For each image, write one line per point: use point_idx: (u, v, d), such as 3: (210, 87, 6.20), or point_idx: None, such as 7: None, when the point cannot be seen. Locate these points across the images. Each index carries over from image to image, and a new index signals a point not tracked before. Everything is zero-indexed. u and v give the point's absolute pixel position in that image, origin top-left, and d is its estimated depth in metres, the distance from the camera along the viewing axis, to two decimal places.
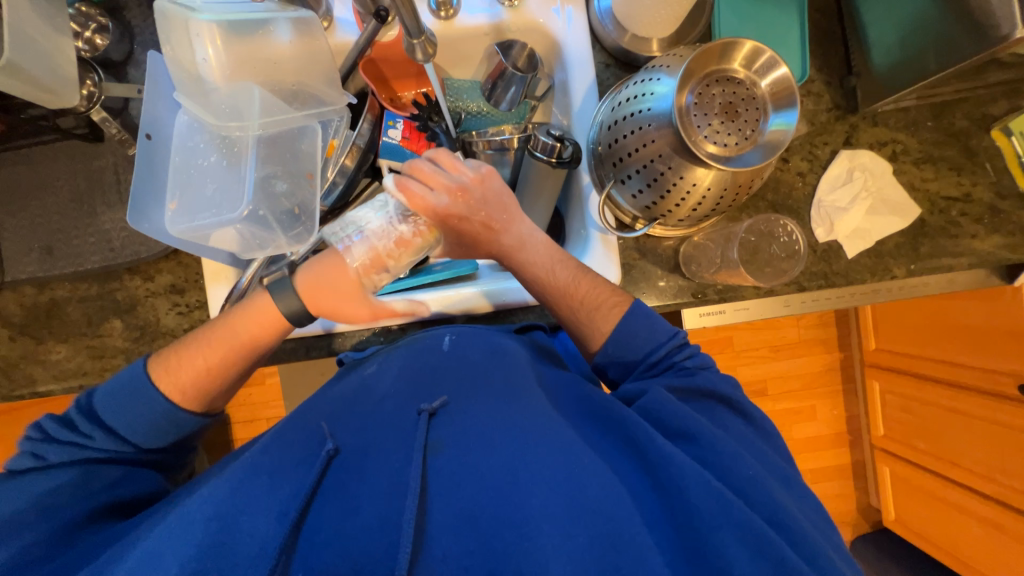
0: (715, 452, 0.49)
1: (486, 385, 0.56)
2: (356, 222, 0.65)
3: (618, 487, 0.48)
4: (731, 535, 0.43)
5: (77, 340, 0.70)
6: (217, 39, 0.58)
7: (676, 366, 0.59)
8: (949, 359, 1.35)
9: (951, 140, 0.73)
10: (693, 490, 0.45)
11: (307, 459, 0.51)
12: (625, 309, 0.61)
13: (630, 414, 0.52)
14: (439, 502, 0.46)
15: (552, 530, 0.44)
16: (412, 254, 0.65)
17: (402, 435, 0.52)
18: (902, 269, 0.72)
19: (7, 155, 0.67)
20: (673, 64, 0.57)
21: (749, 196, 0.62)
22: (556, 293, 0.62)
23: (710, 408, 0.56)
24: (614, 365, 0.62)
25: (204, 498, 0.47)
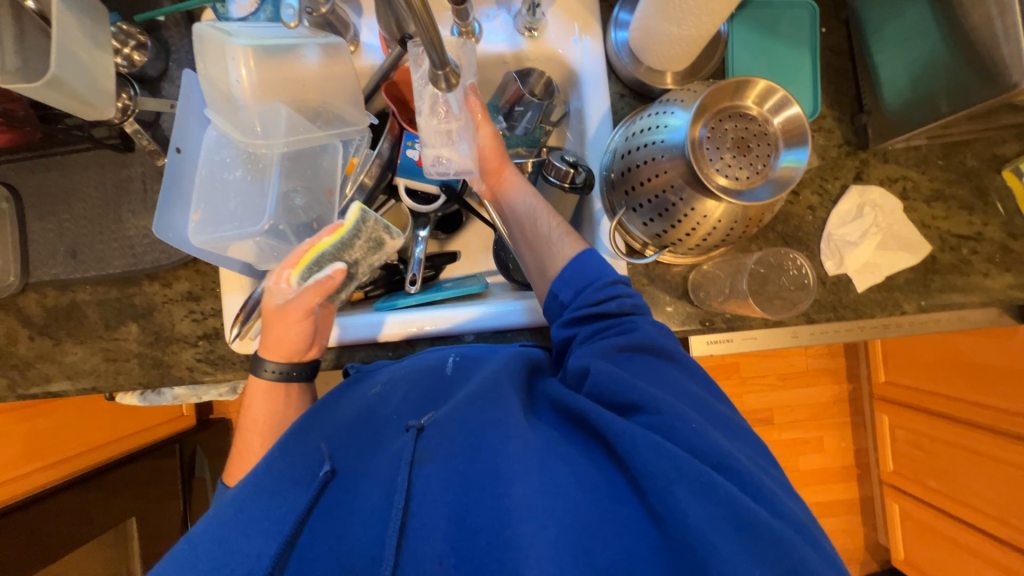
0: (659, 413, 0.48)
1: (465, 391, 0.57)
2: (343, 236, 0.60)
3: (587, 473, 0.47)
4: (683, 490, 0.43)
5: (93, 341, 0.71)
6: (250, 60, 0.60)
7: (619, 303, 0.57)
8: (956, 396, 1.32)
9: (962, 179, 0.74)
10: (646, 457, 0.45)
11: (301, 482, 0.52)
12: (586, 247, 0.63)
13: (584, 403, 0.51)
14: (422, 509, 0.47)
15: (530, 517, 0.43)
16: (367, 239, 0.60)
17: (394, 451, 0.53)
18: (913, 305, 0.72)
19: (42, 162, 0.70)
20: (687, 99, 0.58)
21: (758, 228, 0.63)
22: (533, 221, 0.66)
23: (654, 365, 0.54)
24: (565, 287, 0.60)
25: (211, 522, 0.50)
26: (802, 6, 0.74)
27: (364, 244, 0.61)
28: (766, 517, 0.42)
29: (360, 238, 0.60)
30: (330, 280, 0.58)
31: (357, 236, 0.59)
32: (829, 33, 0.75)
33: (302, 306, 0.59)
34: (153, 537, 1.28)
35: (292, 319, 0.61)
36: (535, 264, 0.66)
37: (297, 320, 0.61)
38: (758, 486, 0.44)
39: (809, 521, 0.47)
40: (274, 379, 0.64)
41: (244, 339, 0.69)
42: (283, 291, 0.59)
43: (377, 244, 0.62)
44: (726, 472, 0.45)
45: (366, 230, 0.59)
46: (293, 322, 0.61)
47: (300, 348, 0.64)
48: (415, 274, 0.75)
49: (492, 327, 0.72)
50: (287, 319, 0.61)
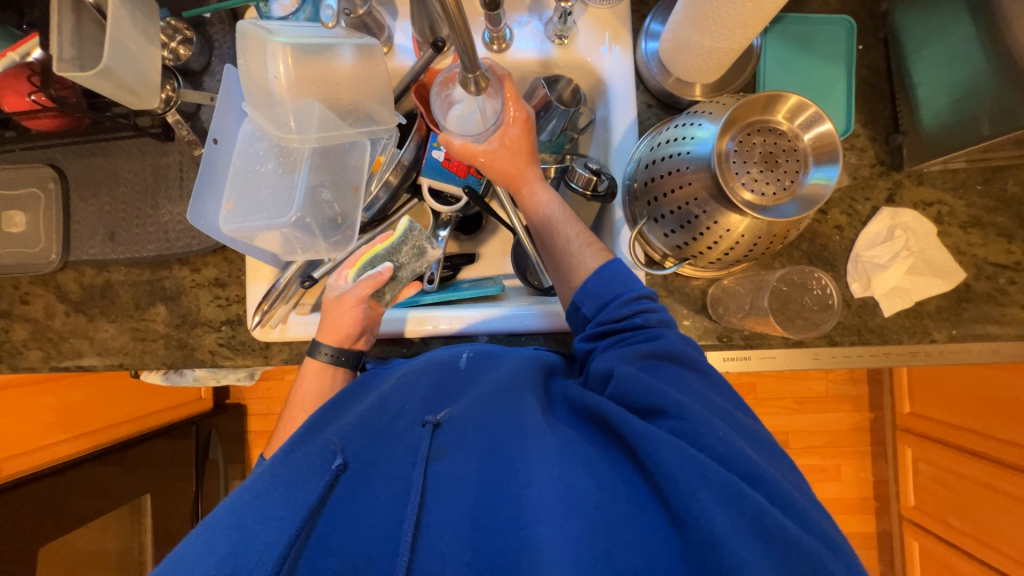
0: (682, 418, 0.46)
1: (481, 391, 0.56)
2: (397, 246, 0.69)
3: (608, 477, 0.46)
4: (707, 494, 0.41)
5: (124, 320, 0.74)
6: (288, 58, 0.62)
7: (642, 318, 0.54)
8: (984, 432, 1.26)
9: (1002, 206, 0.71)
10: (669, 461, 0.43)
11: (314, 473, 0.50)
12: (609, 258, 0.61)
13: (608, 404, 0.49)
14: (438, 508, 0.46)
15: (548, 519, 0.42)
16: (413, 248, 0.70)
17: (408, 444, 0.52)
18: (943, 334, 0.70)
19: (88, 147, 0.73)
20: (715, 111, 0.58)
21: (783, 245, 0.62)
22: (554, 231, 0.64)
23: (677, 373, 0.52)
24: (589, 299, 0.58)
25: (230, 507, 0.49)
26: (839, 23, 0.72)
27: (410, 251, 0.70)
28: (794, 529, 0.40)
29: (406, 245, 0.69)
30: (380, 275, 0.66)
31: (405, 243, 0.69)
32: (867, 50, 0.74)
33: (355, 294, 0.65)
34: (167, 514, 1.32)
35: (345, 304, 0.65)
36: (557, 275, 0.64)
37: (350, 308, 0.65)
38: (790, 501, 0.42)
39: (828, 524, 0.44)
40: (328, 362, 0.66)
41: (264, 327, 0.71)
42: (340, 285, 0.67)
43: (420, 252, 0.71)
44: (753, 483, 0.43)
45: (412, 238, 0.69)
46: (345, 309, 0.65)
47: (351, 336, 0.67)
48: (432, 272, 0.78)
49: (507, 330, 0.72)
50: (340, 307, 0.65)
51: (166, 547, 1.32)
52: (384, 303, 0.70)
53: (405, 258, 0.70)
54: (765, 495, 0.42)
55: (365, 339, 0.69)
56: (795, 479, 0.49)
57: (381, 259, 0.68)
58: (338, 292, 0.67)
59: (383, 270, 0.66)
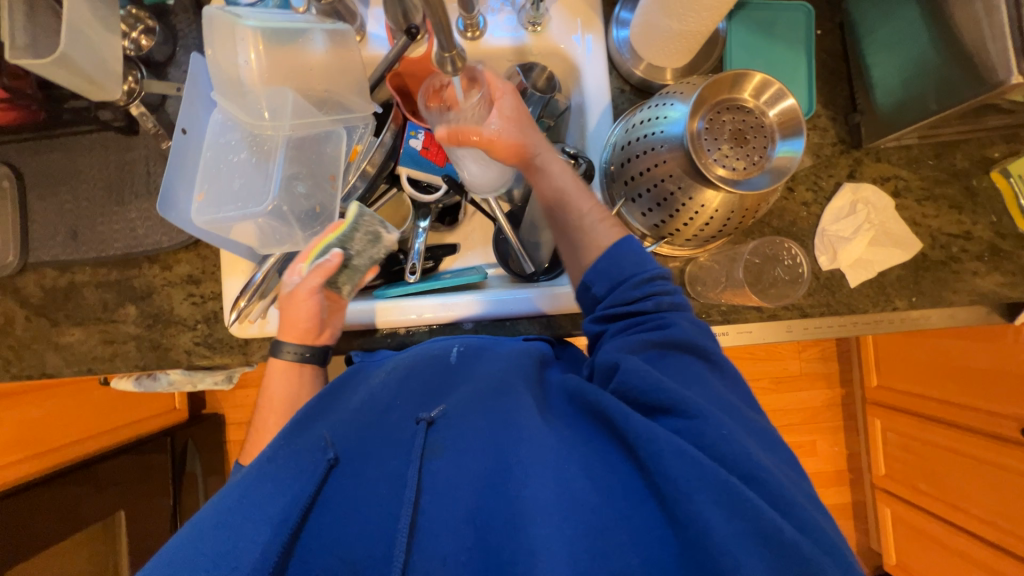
0: (685, 418, 0.48)
1: (475, 388, 0.56)
2: (348, 234, 0.63)
3: (604, 478, 0.46)
4: (706, 497, 0.41)
5: (90, 322, 0.71)
6: (259, 44, 0.61)
7: (652, 300, 0.56)
8: (947, 399, 1.33)
9: (951, 179, 0.76)
10: (672, 465, 0.43)
11: (303, 472, 0.49)
12: (623, 236, 0.61)
13: (608, 402, 0.49)
14: (431, 510, 0.46)
15: (544, 520, 0.43)
16: (365, 233, 0.66)
17: (400, 442, 0.52)
18: (904, 301, 0.74)
19: (46, 143, 0.70)
20: (686, 91, 0.60)
21: (754, 220, 0.65)
22: (565, 205, 0.63)
23: (686, 364, 0.53)
24: (599, 278, 0.58)
25: (217, 506, 0.47)
26: (798, 8, 0.76)
27: (363, 238, 0.66)
28: (795, 534, 0.40)
29: (358, 232, 0.65)
30: (329, 263, 0.62)
31: (356, 230, 0.65)
32: (824, 35, 0.77)
33: (306, 286, 0.63)
34: (143, 530, 1.26)
35: (299, 298, 0.63)
36: (570, 254, 0.64)
37: (303, 301, 0.63)
38: (789, 501, 0.43)
39: (825, 524, 0.45)
40: (293, 360, 0.65)
41: (243, 322, 0.69)
42: (292, 280, 0.65)
43: (375, 237, 0.67)
44: (752, 484, 0.44)
45: (363, 224, 0.65)
46: (299, 303, 0.63)
47: (311, 331, 0.65)
48: (414, 262, 0.76)
49: (492, 316, 0.73)
50: (294, 302, 0.64)
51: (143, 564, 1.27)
52: (344, 296, 0.68)
53: (356, 243, 0.65)
54: (764, 497, 0.43)
55: (329, 333, 0.68)
56: (786, 459, 0.50)
57: (330, 247, 0.63)
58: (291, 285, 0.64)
59: (332, 257, 0.62)
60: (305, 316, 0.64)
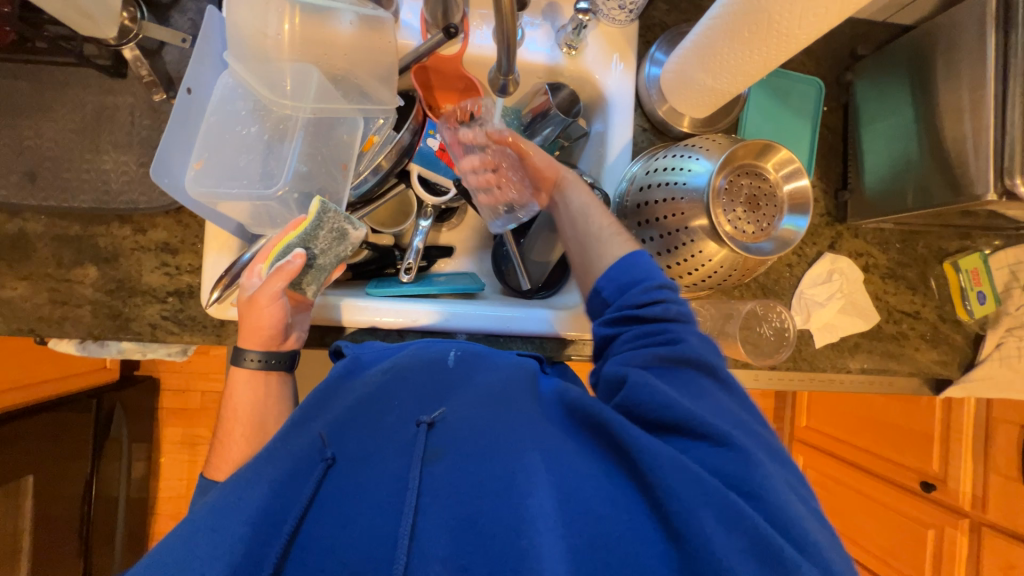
0: (689, 434, 0.47)
1: (478, 392, 0.54)
2: (310, 233, 0.58)
3: (608, 489, 0.45)
4: (706, 511, 0.40)
5: (40, 278, 0.63)
6: (294, 17, 0.57)
7: (663, 306, 0.54)
8: (865, 447, 1.48)
9: (911, 263, 0.84)
10: (671, 476, 0.43)
11: (301, 470, 0.47)
12: (637, 247, 0.60)
13: (609, 414, 0.48)
14: (433, 513, 0.43)
15: (547, 528, 0.41)
16: (331, 233, 0.60)
17: (399, 444, 0.49)
18: (857, 365, 0.82)
19: (10, 67, 0.61)
20: (711, 149, 0.62)
21: (748, 279, 0.69)
22: (586, 217, 0.64)
23: (693, 378, 0.51)
24: (609, 284, 0.58)
25: (210, 507, 0.45)
26: (812, 83, 0.80)
27: (328, 235, 0.60)
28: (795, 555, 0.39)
29: (322, 230, 0.59)
30: (290, 265, 0.57)
31: (320, 228, 0.59)
32: (829, 112, 0.83)
33: (268, 291, 0.57)
34: (53, 497, 1.15)
35: (259, 305, 0.58)
36: (581, 259, 0.64)
37: (264, 308, 0.58)
38: (806, 537, 0.41)
39: (838, 552, 0.43)
40: (257, 368, 0.61)
41: (222, 304, 0.64)
42: (251, 284, 0.59)
43: (341, 235, 0.61)
44: (756, 501, 0.42)
45: (328, 221, 0.59)
46: (260, 310, 0.58)
47: (277, 338, 0.61)
48: (411, 261, 0.75)
49: (487, 330, 0.72)
50: (255, 308, 0.58)
51: (48, 534, 1.16)
52: (309, 296, 0.64)
53: (319, 240, 0.59)
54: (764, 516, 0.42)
55: (295, 337, 0.64)
56: (798, 477, 0.48)
57: (292, 246, 0.58)
58: (251, 290, 0.59)
59: (293, 260, 0.57)
60: (269, 322, 0.59)
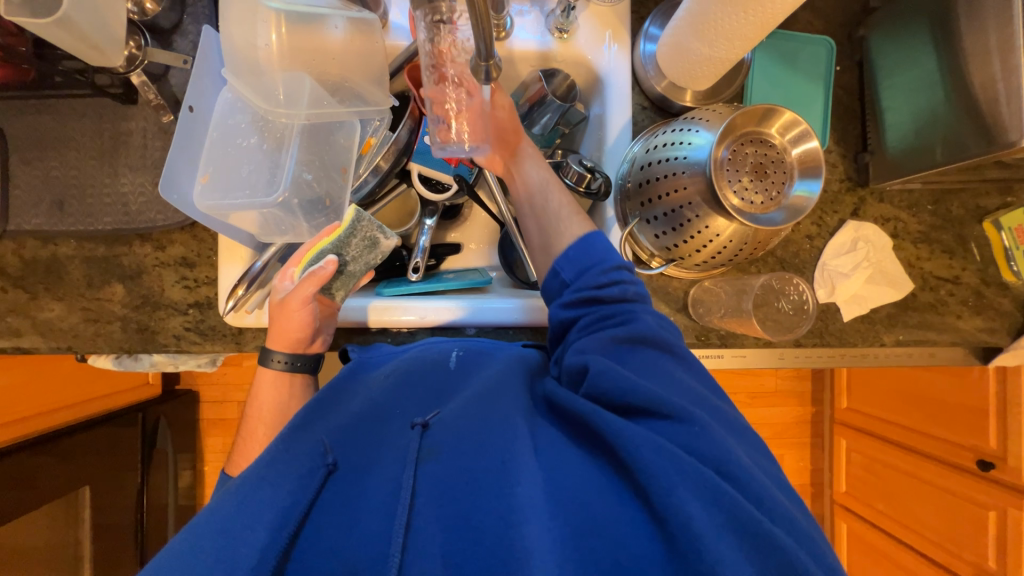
0: (664, 415, 0.47)
1: (471, 391, 0.54)
2: (343, 239, 0.61)
3: (592, 477, 0.45)
4: (687, 490, 0.41)
5: (73, 299, 0.68)
6: (281, 25, 0.58)
7: (620, 288, 0.57)
8: (913, 427, 1.40)
9: (946, 225, 0.78)
10: (650, 459, 0.43)
11: (301, 478, 0.47)
12: (593, 229, 0.63)
13: (584, 403, 0.49)
14: (426, 512, 0.43)
15: (536, 519, 0.41)
16: (363, 241, 0.63)
17: (396, 446, 0.49)
18: (891, 338, 0.77)
19: (36, 104, 0.65)
20: (711, 119, 0.60)
21: (763, 253, 0.66)
22: (544, 196, 0.65)
23: (654, 357, 0.53)
24: (569, 265, 0.59)
25: (211, 512, 0.45)
26: (821, 43, 0.76)
27: (360, 243, 0.63)
28: (770, 525, 0.41)
29: (355, 238, 0.62)
30: (323, 270, 0.59)
31: (353, 235, 0.62)
32: (843, 72, 0.78)
33: (299, 295, 0.59)
34: (108, 505, 1.23)
35: (290, 308, 0.60)
36: (541, 240, 0.65)
37: (295, 312, 0.60)
38: (785, 514, 0.42)
39: (811, 530, 0.44)
40: (282, 370, 0.63)
41: (239, 311, 0.66)
42: (284, 287, 0.61)
43: (372, 244, 0.64)
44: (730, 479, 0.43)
45: (361, 229, 0.63)
46: (291, 313, 0.60)
47: (303, 341, 0.63)
48: (417, 260, 0.75)
49: (495, 323, 0.72)
50: (286, 312, 0.60)
51: (106, 540, 1.23)
52: (337, 301, 0.66)
53: (352, 248, 0.63)
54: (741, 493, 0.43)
55: (321, 342, 0.66)
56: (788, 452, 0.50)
57: (325, 252, 0.61)
58: (283, 294, 0.61)
59: (324, 266, 0.59)
60: (297, 322, 0.60)
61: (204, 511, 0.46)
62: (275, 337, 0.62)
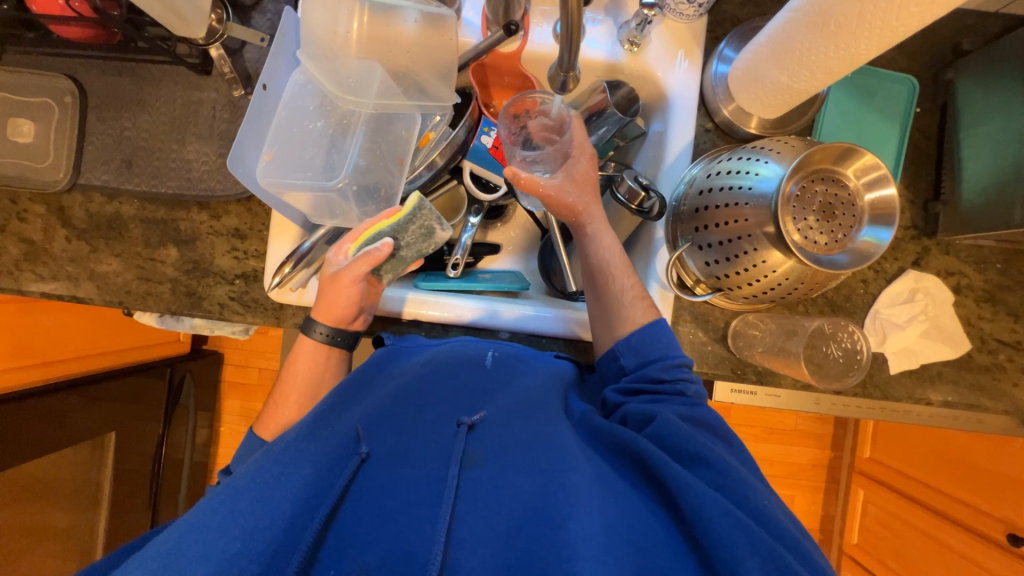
0: (723, 474, 0.46)
1: (514, 400, 0.55)
2: (403, 224, 0.59)
3: (645, 521, 0.44)
4: (755, 564, 0.39)
5: (130, 256, 0.70)
6: (364, 16, 0.60)
7: (682, 386, 0.55)
8: (940, 488, 1.34)
9: (1014, 286, 0.74)
10: (718, 519, 0.41)
11: (336, 459, 0.47)
12: (656, 317, 0.61)
13: (645, 444, 0.48)
14: (472, 523, 0.43)
15: (592, 554, 0.39)
16: (420, 227, 0.61)
17: (438, 446, 0.49)
18: (939, 397, 0.73)
19: (117, 65, 0.68)
20: (783, 152, 0.58)
21: (816, 293, 0.63)
22: (608, 276, 0.63)
23: (712, 437, 0.53)
24: (629, 352, 0.59)
25: (251, 475, 0.45)
26: (903, 82, 0.73)
27: (416, 231, 0.61)
28: None
29: (413, 225, 0.60)
30: (378, 252, 0.58)
31: (412, 222, 0.60)
32: (923, 113, 0.74)
33: (351, 273, 0.59)
34: (130, 452, 1.28)
35: (342, 284, 0.60)
36: (600, 318, 0.63)
37: (346, 287, 0.60)
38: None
39: None
40: (322, 342, 0.63)
41: (283, 288, 0.68)
42: (338, 261, 0.61)
43: (427, 233, 0.62)
44: (796, 555, 0.42)
45: (420, 218, 0.60)
46: (342, 288, 0.60)
47: (349, 316, 0.63)
48: (459, 257, 0.75)
49: (529, 330, 0.71)
50: (337, 286, 0.61)
51: (124, 485, 1.28)
52: (384, 283, 0.66)
53: (408, 232, 0.61)
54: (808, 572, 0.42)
55: (363, 318, 0.66)
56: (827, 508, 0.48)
57: (382, 235, 0.59)
58: (336, 268, 0.60)
59: (380, 249, 0.58)
60: (347, 298, 0.61)
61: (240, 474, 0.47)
62: (322, 307, 0.62)
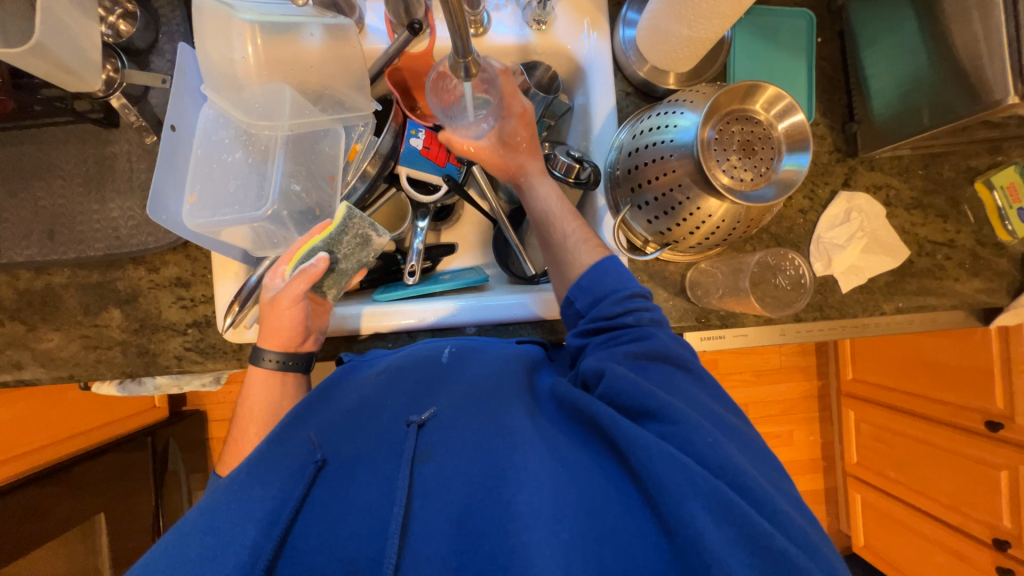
0: (672, 423, 0.46)
1: (468, 388, 0.55)
2: (336, 236, 0.60)
3: (597, 483, 0.45)
4: (698, 504, 0.40)
5: (71, 327, 0.67)
6: (256, 38, 0.59)
7: (635, 316, 0.56)
8: (920, 392, 1.40)
9: (938, 189, 0.78)
10: (659, 468, 0.42)
11: (292, 473, 0.47)
12: (605, 254, 0.62)
13: (598, 407, 0.48)
14: (426, 513, 0.43)
15: (539, 524, 0.41)
16: (355, 240, 0.62)
17: (388, 444, 0.49)
18: (891, 306, 0.77)
19: (17, 135, 0.65)
20: (696, 100, 0.60)
21: (756, 230, 0.66)
22: (550, 225, 0.66)
23: (667, 372, 0.53)
24: (581, 295, 0.59)
25: (206, 509, 0.45)
26: (800, 15, 0.76)
27: (352, 241, 0.62)
28: (779, 538, 0.40)
29: (347, 236, 0.61)
30: (315, 268, 0.59)
31: (345, 233, 0.61)
32: (823, 43, 0.78)
33: (291, 293, 0.59)
34: (126, 530, 1.23)
35: (282, 306, 0.59)
36: (553, 267, 0.65)
37: (286, 309, 0.59)
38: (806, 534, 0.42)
39: (821, 541, 0.44)
40: (274, 368, 0.62)
41: (238, 327, 0.66)
42: (275, 285, 0.61)
43: (364, 241, 0.64)
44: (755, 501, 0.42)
45: (353, 227, 0.61)
46: (282, 311, 0.60)
47: (297, 337, 0.62)
48: (412, 263, 0.74)
49: (494, 320, 0.71)
50: (277, 310, 0.60)
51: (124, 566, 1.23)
52: (329, 299, 0.66)
53: (343, 246, 0.62)
54: (751, 505, 0.42)
55: (313, 339, 0.65)
56: None
57: (317, 250, 0.60)
58: (275, 292, 0.60)
59: (318, 263, 0.59)
60: (291, 319, 0.60)
61: (195, 508, 0.47)
62: (267, 334, 0.61)
